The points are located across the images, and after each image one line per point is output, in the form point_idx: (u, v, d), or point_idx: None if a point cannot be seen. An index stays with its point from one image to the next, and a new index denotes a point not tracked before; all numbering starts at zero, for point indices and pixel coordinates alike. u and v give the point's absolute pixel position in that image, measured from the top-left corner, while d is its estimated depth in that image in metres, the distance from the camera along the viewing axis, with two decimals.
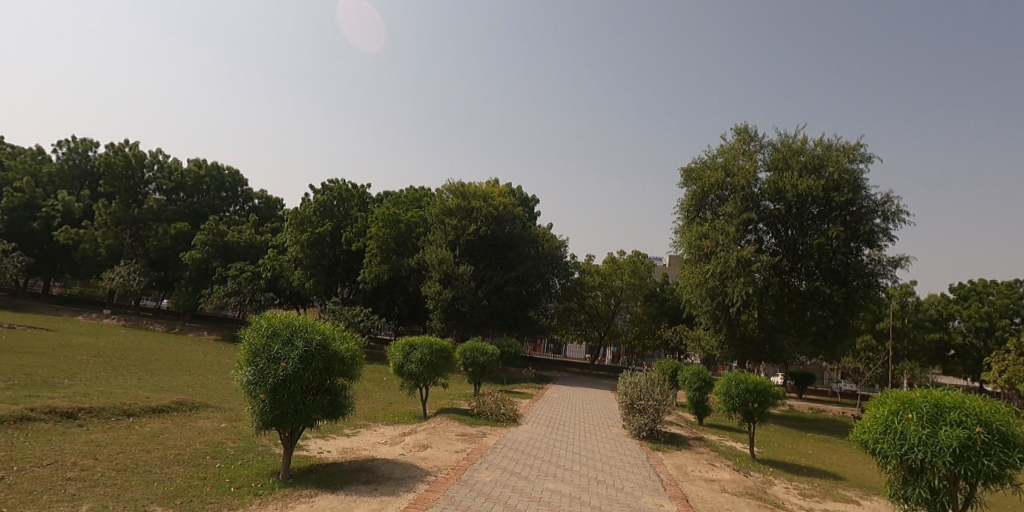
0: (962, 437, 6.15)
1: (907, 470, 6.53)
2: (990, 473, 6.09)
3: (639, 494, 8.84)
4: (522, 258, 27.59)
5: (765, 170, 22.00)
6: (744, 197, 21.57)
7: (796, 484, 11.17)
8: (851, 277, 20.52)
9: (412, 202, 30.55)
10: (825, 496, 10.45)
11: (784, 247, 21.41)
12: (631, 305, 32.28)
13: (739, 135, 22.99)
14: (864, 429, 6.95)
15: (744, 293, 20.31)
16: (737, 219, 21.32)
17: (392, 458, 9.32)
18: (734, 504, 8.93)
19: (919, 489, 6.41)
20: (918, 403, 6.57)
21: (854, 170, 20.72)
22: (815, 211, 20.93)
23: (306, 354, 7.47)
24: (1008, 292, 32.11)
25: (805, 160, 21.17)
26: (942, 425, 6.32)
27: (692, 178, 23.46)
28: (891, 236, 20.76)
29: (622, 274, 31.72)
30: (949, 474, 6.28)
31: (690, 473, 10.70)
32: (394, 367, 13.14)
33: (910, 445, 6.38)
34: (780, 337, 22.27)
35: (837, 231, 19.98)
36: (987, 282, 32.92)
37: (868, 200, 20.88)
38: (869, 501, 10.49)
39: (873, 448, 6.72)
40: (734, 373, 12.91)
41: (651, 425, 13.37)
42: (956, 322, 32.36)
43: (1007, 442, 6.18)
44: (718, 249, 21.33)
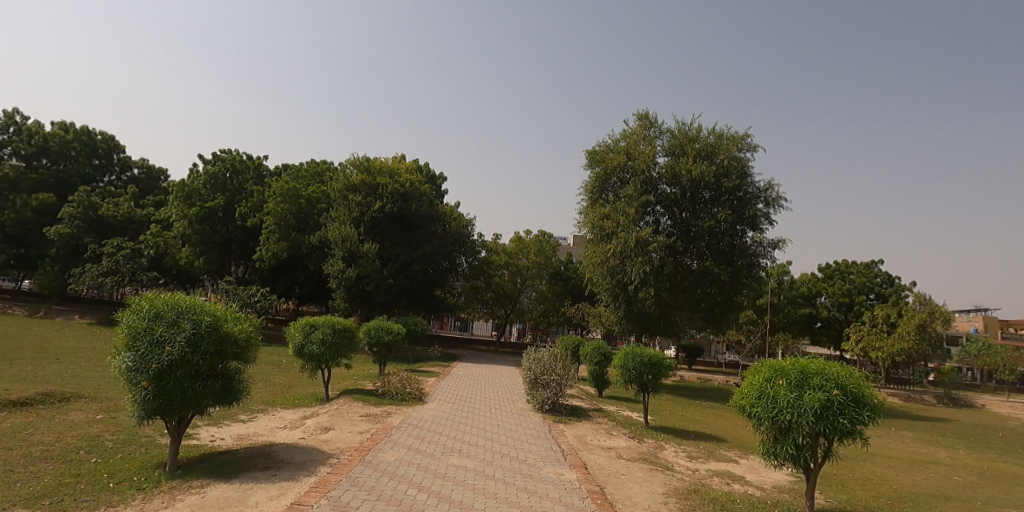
0: (823, 399, 6.84)
1: (777, 431, 7.24)
2: (844, 430, 6.83)
3: (540, 465, 9.16)
4: (429, 236, 27.32)
5: (663, 155, 23.05)
6: (643, 181, 22.54)
7: (684, 447, 12.03)
8: (736, 257, 22.09)
9: (314, 176, 29.28)
10: (708, 457, 11.34)
11: (678, 229, 22.58)
12: (536, 284, 32.99)
13: (640, 121, 23.88)
14: (742, 395, 7.63)
15: (641, 271, 21.40)
16: (637, 201, 22.26)
17: (292, 443, 9.04)
18: (628, 469, 9.48)
19: (786, 447, 7.12)
20: (788, 370, 7.27)
21: (741, 158, 22.23)
22: (707, 195, 22.31)
23: (194, 337, 7.00)
24: (865, 271, 35.87)
25: (699, 147, 22.43)
26: (806, 389, 7.02)
27: (596, 160, 24.09)
28: (771, 220, 22.51)
29: (528, 253, 32.24)
30: (811, 432, 7.01)
31: (589, 442, 11.20)
32: (294, 348, 12.65)
33: (780, 407, 7.05)
34: (673, 313, 23.62)
35: (725, 214, 21.45)
36: (850, 263, 36.62)
37: (753, 186, 22.52)
38: (746, 459, 11.51)
39: (749, 412, 7.39)
40: (631, 347, 13.60)
41: (554, 399, 13.83)
42: (823, 298, 35.92)
43: (859, 402, 6.93)
44: (619, 229, 22.26)
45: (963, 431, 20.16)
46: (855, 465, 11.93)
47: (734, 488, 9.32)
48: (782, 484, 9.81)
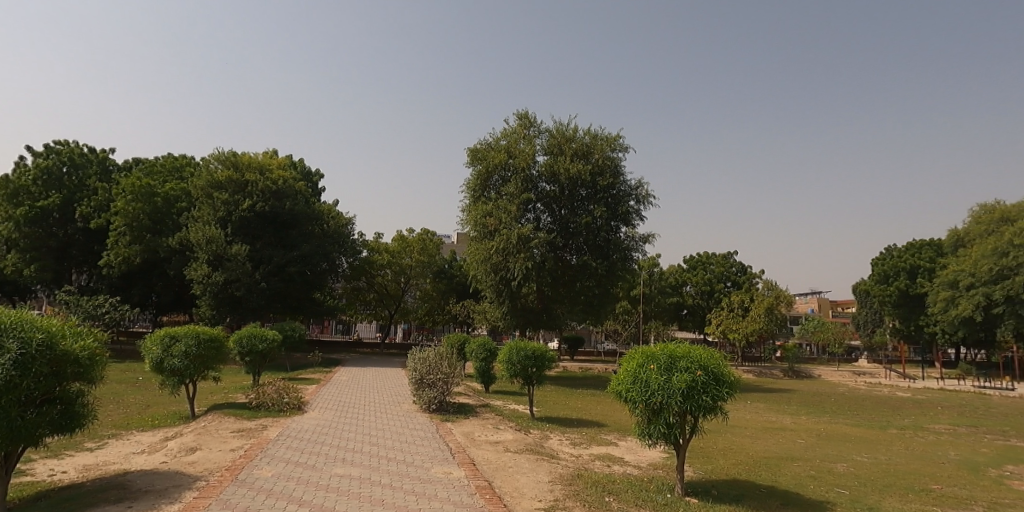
0: (689, 380, 7.35)
1: (650, 412, 7.70)
2: (707, 407, 7.40)
3: (428, 466, 9.03)
4: (305, 236, 25.98)
5: (542, 154, 23.64)
6: (524, 178, 22.97)
7: (567, 435, 12.45)
8: (611, 251, 23.21)
9: (171, 172, 26.75)
10: (590, 442, 11.82)
11: (557, 225, 23.31)
12: (420, 282, 32.54)
13: (520, 120, 24.31)
14: (619, 381, 8.02)
15: (524, 267, 21.87)
16: (518, 199, 22.66)
17: (151, 469, 8.17)
18: (515, 461, 9.62)
19: (658, 426, 7.60)
20: (658, 355, 7.73)
21: (614, 157, 23.37)
22: (583, 193, 23.21)
23: (23, 358, 6.07)
24: (723, 261, 39.14)
25: (576, 147, 23.27)
26: (674, 371, 7.50)
27: (478, 158, 24.19)
28: (642, 216, 23.91)
29: (411, 251, 31.70)
30: (679, 411, 7.52)
31: (477, 438, 11.24)
32: (152, 364, 11.45)
33: (652, 390, 7.49)
34: (555, 306, 24.38)
35: (600, 211, 22.46)
36: (710, 254, 39.80)
37: (625, 184, 23.77)
38: (624, 441, 12.15)
39: (625, 397, 7.80)
40: (516, 342, 13.81)
41: (440, 398, 13.70)
42: (688, 287, 38.84)
43: (720, 380, 7.50)
44: (501, 226, 22.57)
45: (804, 399, 22.76)
46: (718, 438, 13.04)
47: (614, 469, 9.78)
48: (656, 461, 10.47)
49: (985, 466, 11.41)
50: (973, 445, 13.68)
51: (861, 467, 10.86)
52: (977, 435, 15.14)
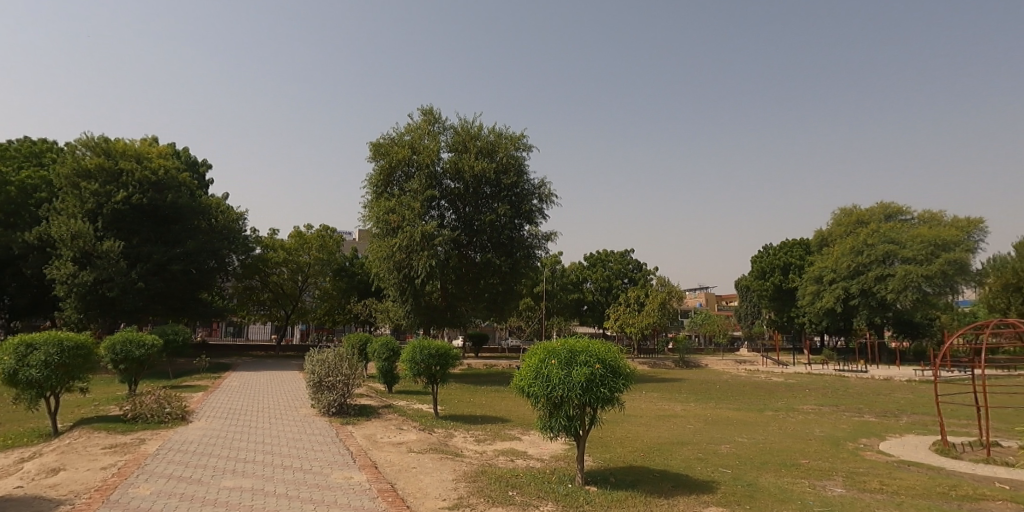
0: (588, 373, 7.51)
1: (552, 406, 7.81)
2: (605, 399, 7.60)
3: (328, 472, 8.63)
4: (190, 231, 24.06)
5: (447, 151, 23.41)
6: (428, 175, 22.63)
7: (472, 432, 12.40)
8: (515, 249, 23.41)
9: (28, 159, 23.83)
10: (494, 438, 11.85)
11: (461, 223, 23.20)
12: (319, 281, 31.19)
13: (424, 116, 23.94)
14: (521, 377, 8.06)
15: (428, 265, 21.57)
16: (422, 195, 22.29)
17: (2, 496, 7.19)
18: (419, 461, 9.43)
19: (559, 419, 7.73)
20: (558, 350, 7.84)
21: (518, 157, 23.59)
22: (487, 191, 23.25)
23: None
24: (620, 259, 40.76)
25: (480, 145, 23.26)
26: (574, 366, 7.64)
27: (380, 153, 23.51)
28: (545, 215, 24.33)
29: (309, 248, 30.26)
30: (579, 404, 7.68)
31: (379, 440, 10.91)
32: (3, 376, 10.07)
33: (553, 385, 7.59)
34: (459, 304, 24.28)
35: (504, 209, 22.59)
36: (609, 252, 41.29)
37: (529, 183, 24.07)
38: (528, 435, 12.29)
39: (527, 392, 7.86)
40: (419, 340, 13.56)
41: (340, 400, 13.17)
42: (589, 284, 40.08)
43: (616, 372, 7.73)
44: (405, 223, 22.13)
45: (692, 387, 24.23)
46: (616, 428, 13.53)
47: (517, 463, 9.85)
48: (558, 453, 10.67)
49: (844, 440, 12.69)
50: (835, 422, 15.16)
51: (742, 447, 11.70)
52: (838, 413, 16.82)
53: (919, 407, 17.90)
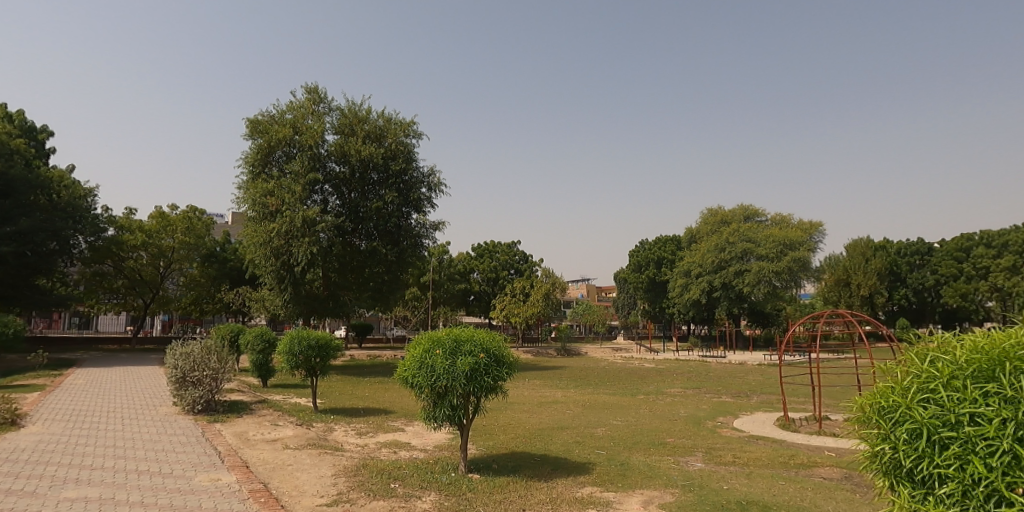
0: (471, 362, 7.49)
1: (436, 396, 7.73)
2: (488, 387, 7.65)
3: (192, 474, 7.94)
4: (26, 208, 21.06)
5: (332, 133, 22.38)
6: (311, 157, 21.49)
7: (353, 426, 11.99)
8: (402, 238, 22.87)
9: None
10: (376, 431, 11.54)
11: (346, 209, 22.32)
12: (184, 268, 28.69)
13: (309, 95, 22.72)
14: (405, 367, 7.92)
15: (308, 252, 20.52)
16: (304, 178, 21.14)
17: None
18: (296, 458, 8.96)
19: (443, 409, 7.67)
20: (443, 340, 7.75)
21: (408, 143, 23.07)
22: (374, 177, 22.54)
23: None
24: (507, 250, 41.36)
25: (368, 129, 22.49)
26: (459, 355, 7.59)
27: (259, 131, 21.99)
28: (434, 204, 24.03)
29: (174, 231, 27.44)
30: (463, 393, 7.66)
31: (251, 438, 10.22)
32: None
33: (437, 375, 7.50)
34: (342, 293, 23.41)
35: (392, 196, 21.98)
36: (496, 243, 41.72)
37: (418, 171, 23.63)
38: (412, 426, 12.11)
39: (411, 383, 7.72)
40: (297, 330, 12.84)
41: (207, 397, 12.18)
42: (476, 274, 40.26)
43: (500, 361, 7.80)
44: (284, 207, 20.91)
45: (572, 374, 25.20)
46: (500, 415, 13.72)
47: (400, 455, 9.66)
48: (442, 442, 10.62)
49: (705, 419, 13.79)
50: (697, 403, 16.44)
51: (617, 430, 12.32)
52: (701, 395, 18.25)
53: (767, 388, 19.89)
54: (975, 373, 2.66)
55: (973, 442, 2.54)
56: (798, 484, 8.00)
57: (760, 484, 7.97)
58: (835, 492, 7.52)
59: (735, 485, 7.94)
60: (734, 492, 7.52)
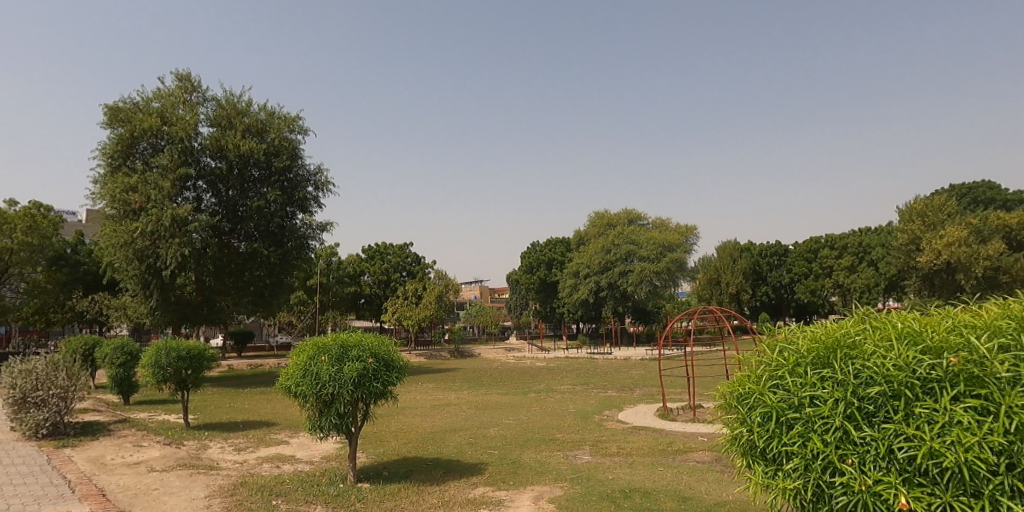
0: (359, 368, 7.26)
1: (321, 404, 7.43)
2: (377, 392, 7.46)
3: (33, 509, 7.03)
4: None
5: (207, 125, 20.81)
6: (182, 150, 19.82)
7: (231, 441, 11.22)
8: (286, 239, 21.64)
9: None
10: (257, 445, 10.87)
11: (223, 208, 20.82)
12: (27, 273, 25.18)
13: (179, 83, 20.99)
14: (288, 376, 7.54)
15: (179, 254, 18.89)
16: (173, 173, 19.45)
17: None
18: (163, 481, 8.23)
19: (330, 417, 7.39)
20: (329, 346, 7.45)
21: (292, 139, 21.98)
22: (255, 174, 21.25)
23: None
24: (399, 252, 40.57)
25: (249, 122, 21.17)
26: (345, 361, 7.32)
27: (119, 119, 19.97)
28: (321, 204, 23.06)
29: (12, 230, 23.85)
30: (351, 400, 7.42)
31: (109, 463, 9.24)
32: None
33: (323, 382, 7.20)
34: (218, 298, 21.86)
35: (275, 195, 20.77)
36: (388, 244, 40.80)
37: (304, 169, 22.58)
38: (296, 438, 11.54)
39: (295, 392, 7.37)
40: (164, 341, 11.76)
41: (54, 419, 10.85)
42: (366, 277, 39.14)
43: (389, 365, 7.62)
44: (149, 205, 19.12)
45: (465, 375, 25.21)
46: (391, 421, 13.45)
47: (283, 469, 9.18)
48: (329, 453, 10.22)
49: (592, 413, 14.34)
50: (585, 399, 17.06)
51: (508, 429, 12.51)
52: (588, 390, 18.96)
53: (648, 381, 21.06)
54: (813, 360, 3.01)
55: (812, 421, 2.85)
56: (674, 469, 8.57)
57: (642, 472, 8.43)
58: (707, 474, 8.13)
59: (619, 475, 8.34)
60: (618, 481, 7.90)
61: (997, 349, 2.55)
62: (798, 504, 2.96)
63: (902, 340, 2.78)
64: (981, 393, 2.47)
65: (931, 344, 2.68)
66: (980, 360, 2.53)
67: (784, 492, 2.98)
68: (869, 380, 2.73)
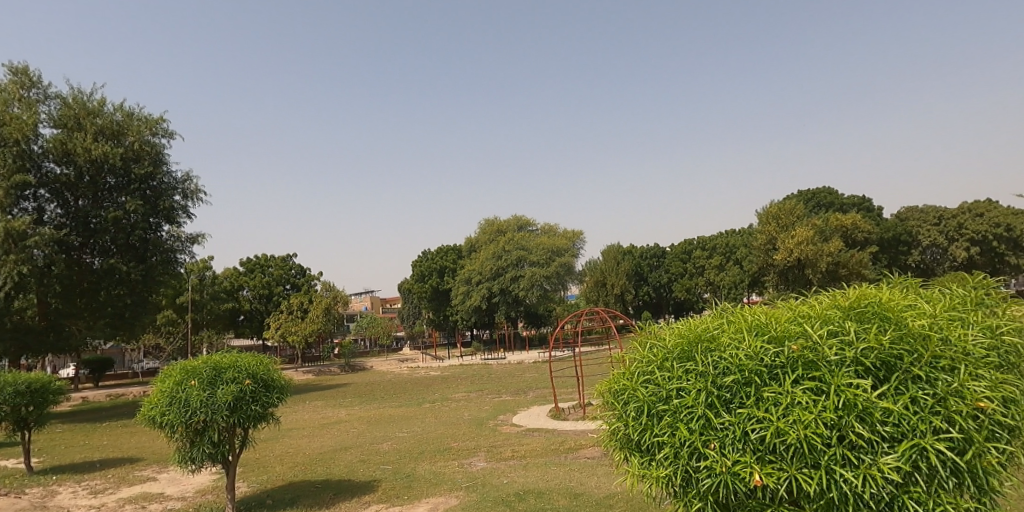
0: (235, 391, 6.76)
1: (192, 433, 6.85)
2: (256, 416, 7.01)
3: None
4: None
5: (49, 126, 18.54)
6: (17, 154, 17.48)
7: (86, 484, 10.03)
8: (149, 254, 19.70)
9: None
10: (118, 485, 9.80)
11: (72, 219, 18.61)
12: None
13: (14, 78, 18.56)
14: (151, 405, 6.88)
15: (16, 273, 16.57)
16: (7, 181, 17.07)
17: None
18: None
19: (203, 447, 6.84)
20: (200, 369, 6.88)
21: (155, 143, 20.16)
22: (110, 182, 19.25)
23: None
24: (281, 264, 38.46)
25: (102, 124, 19.14)
26: (219, 385, 6.79)
27: None
28: (190, 214, 21.34)
29: None
30: (226, 427, 6.91)
31: None
32: None
33: (193, 409, 6.64)
34: (68, 323, 19.54)
35: (135, 204, 18.85)
36: (269, 256, 38.58)
37: (169, 176, 20.80)
38: (165, 473, 10.55)
39: (161, 422, 6.74)
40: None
41: None
42: (245, 291, 36.75)
43: (268, 386, 7.19)
44: None
45: (356, 390, 24.35)
46: (275, 445, 12.71)
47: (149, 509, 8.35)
48: (204, 486, 9.44)
49: (486, 419, 14.40)
50: (479, 406, 17.11)
51: (402, 442, 12.26)
52: (482, 397, 19.03)
53: (540, 383, 21.54)
54: (677, 354, 3.24)
55: (678, 412, 3.06)
56: (566, 467, 8.84)
57: (535, 473, 8.60)
58: (596, 470, 8.47)
59: (513, 478, 8.46)
60: (513, 485, 8.00)
61: (827, 335, 2.89)
62: (670, 489, 3.17)
63: (752, 332, 3.08)
64: (816, 375, 2.79)
65: (774, 334, 3.00)
66: (814, 345, 2.86)
67: (658, 480, 3.19)
68: (726, 370, 2.99)
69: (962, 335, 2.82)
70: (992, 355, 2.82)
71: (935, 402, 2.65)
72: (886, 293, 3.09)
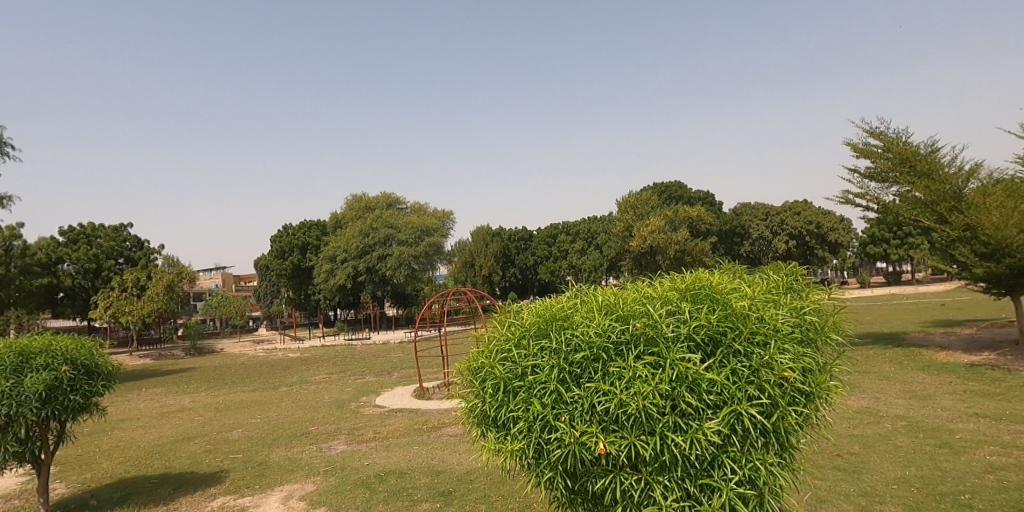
0: (49, 380, 5.93)
1: None
2: (75, 406, 6.23)
3: None
4: None
5: None
6: None
7: None
8: None
9: None
10: None
11: None
12: None
13: None
14: None
15: None
16: None
17: None
18: None
19: (6, 445, 5.96)
20: (2, 355, 5.93)
21: None
22: None
23: None
24: (113, 235, 34.26)
25: None
26: (26, 373, 5.91)
27: None
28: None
29: None
30: (36, 420, 6.07)
31: None
32: None
33: None
34: None
35: None
36: (96, 226, 34.15)
37: None
38: None
39: None
40: None
41: None
42: (65, 265, 32.25)
43: (92, 373, 6.41)
44: None
45: (202, 375, 22.46)
46: (103, 438, 11.37)
47: None
48: (10, 490, 8.23)
49: (348, 401, 14.02)
50: (341, 388, 16.59)
51: (254, 428, 11.56)
52: (344, 379, 18.48)
53: (405, 364, 21.36)
54: (534, 332, 3.37)
55: (533, 388, 3.20)
56: (428, 445, 8.89)
57: (397, 453, 8.56)
58: (458, 447, 8.61)
59: (374, 459, 8.35)
60: (374, 466, 7.90)
61: (665, 314, 3.17)
62: (523, 461, 3.32)
63: (601, 311, 3.29)
64: (655, 351, 3.05)
65: (621, 313, 3.22)
66: (654, 323, 3.12)
67: (512, 453, 3.32)
68: (576, 347, 3.17)
69: (775, 314, 3.22)
70: (796, 331, 3.26)
71: (750, 372, 3.03)
72: (717, 277, 3.44)
